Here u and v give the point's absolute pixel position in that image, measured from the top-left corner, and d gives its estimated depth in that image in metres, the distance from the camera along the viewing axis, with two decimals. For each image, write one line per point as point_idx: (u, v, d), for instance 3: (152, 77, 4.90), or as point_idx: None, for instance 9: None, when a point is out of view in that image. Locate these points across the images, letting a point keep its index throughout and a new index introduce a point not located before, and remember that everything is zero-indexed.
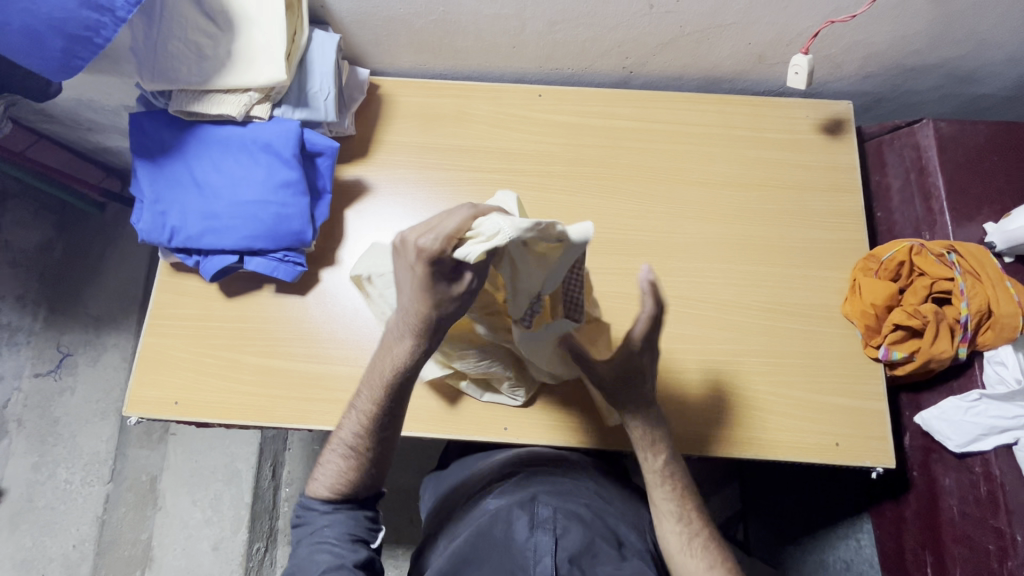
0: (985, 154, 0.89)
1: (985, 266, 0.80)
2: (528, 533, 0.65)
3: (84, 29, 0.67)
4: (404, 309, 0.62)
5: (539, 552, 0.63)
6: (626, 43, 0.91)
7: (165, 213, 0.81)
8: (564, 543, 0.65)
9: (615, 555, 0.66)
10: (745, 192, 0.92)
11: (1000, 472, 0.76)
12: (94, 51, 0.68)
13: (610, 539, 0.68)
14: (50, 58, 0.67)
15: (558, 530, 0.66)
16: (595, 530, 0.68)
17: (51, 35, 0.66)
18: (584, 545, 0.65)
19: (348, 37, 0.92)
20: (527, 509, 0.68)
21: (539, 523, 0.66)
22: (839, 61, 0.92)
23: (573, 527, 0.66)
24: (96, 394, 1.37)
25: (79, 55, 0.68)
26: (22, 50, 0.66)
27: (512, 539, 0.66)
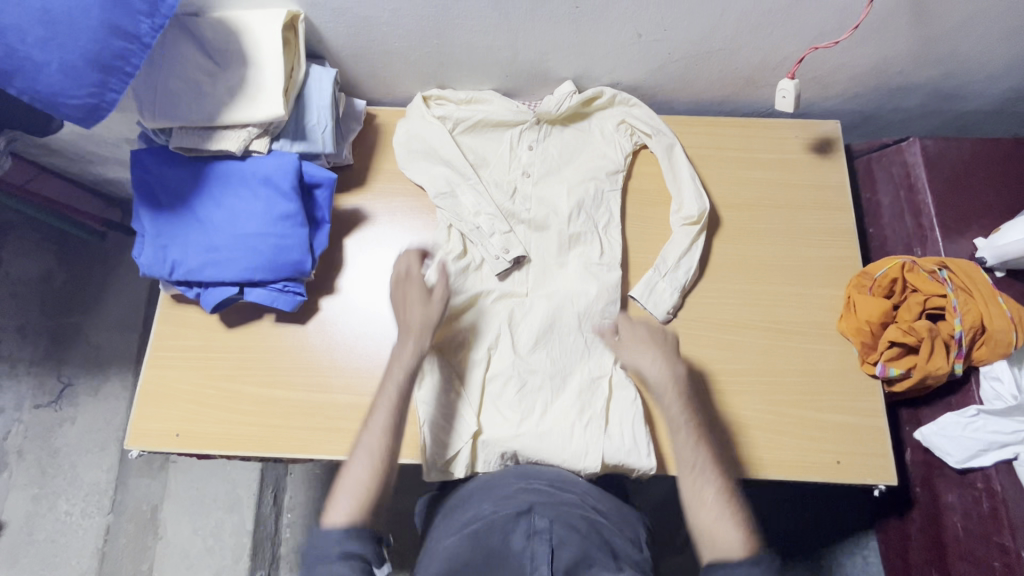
0: (972, 169, 0.90)
1: (976, 281, 0.81)
2: (524, 543, 0.64)
3: (117, 58, 0.68)
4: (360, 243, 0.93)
5: (535, 562, 0.62)
6: (616, 70, 0.93)
7: (166, 247, 0.83)
8: (560, 554, 0.63)
9: (612, 565, 0.64)
10: (737, 212, 0.94)
11: (1002, 488, 0.76)
12: (126, 81, 0.69)
13: (604, 548, 0.66)
14: (86, 93, 0.67)
15: (554, 541, 0.64)
16: (592, 540, 0.66)
17: (85, 70, 0.67)
18: (579, 557, 0.63)
19: (344, 70, 0.94)
20: (523, 518, 0.66)
21: (535, 533, 0.64)
22: (825, 83, 0.93)
23: (570, 538, 0.65)
24: (96, 424, 1.37)
25: (113, 86, 0.69)
26: (61, 88, 0.66)
27: (508, 545, 0.65)
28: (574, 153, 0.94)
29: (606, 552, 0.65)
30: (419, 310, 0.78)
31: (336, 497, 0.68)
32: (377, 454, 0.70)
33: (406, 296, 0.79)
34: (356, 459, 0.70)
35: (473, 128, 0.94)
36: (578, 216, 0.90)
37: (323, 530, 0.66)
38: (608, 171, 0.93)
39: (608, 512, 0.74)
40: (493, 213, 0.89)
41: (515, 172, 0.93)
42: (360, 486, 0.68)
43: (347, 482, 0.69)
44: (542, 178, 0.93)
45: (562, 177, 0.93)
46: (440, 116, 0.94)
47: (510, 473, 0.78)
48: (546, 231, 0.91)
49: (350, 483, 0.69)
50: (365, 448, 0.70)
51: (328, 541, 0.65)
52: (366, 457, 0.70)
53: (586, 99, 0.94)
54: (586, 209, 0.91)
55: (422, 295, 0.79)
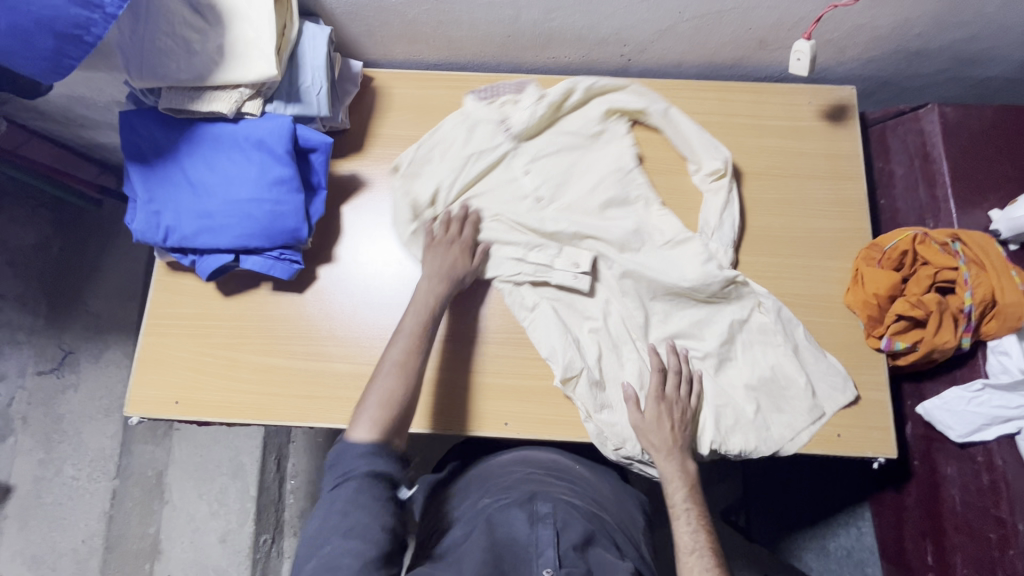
0: (990, 139, 0.87)
1: (989, 254, 0.79)
2: (529, 530, 0.65)
3: (74, 26, 0.63)
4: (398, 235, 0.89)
5: (541, 545, 0.63)
6: (623, 31, 0.89)
7: (159, 213, 0.81)
8: (566, 535, 0.65)
9: (616, 553, 0.67)
10: (745, 181, 0.91)
11: (1002, 462, 0.76)
12: (84, 49, 0.64)
13: (608, 538, 0.69)
14: (39, 58, 0.63)
15: (558, 524, 0.66)
16: (595, 528, 0.69)
17: (39, 34, 0.62)
18: (584, 537, 0.66)
19: (339, 30, 0.90)
20: (526, 507, 0.69)
21: (539, 518, 0.66)
22: (842, 46, 0.89)
23: (573, 521, 0.67)
24: (99, 391, 1.38)
25: (70, 53, 0.64)
26: (12, 50, 0.62)
27: (513, 535, 0.66)
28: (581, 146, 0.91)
29: (610, 541, 0.68)
30: (439, 264, 0.82)
31: (376, 381, 0.72)
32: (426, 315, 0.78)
33: (448, 247, 0.84)
34: (389, 357, 0.74)
35: (456, 181, 0.89)
36: (611, 214, 0.88)
37: (347, 445, 0.67)
38: (623, 169, 0.89)
39: (605, 503, 0.78)
40: (538, 243, 0.86)
41: (527, 201, 0.89)
42: (403, 372, 0.73)
43: (386, 369, 0.73)
44: (565, 201, 0.89)
45: (578, 191, 0.89)
46: (435, 186, 0.88)
47: (510, 464, 0.83)
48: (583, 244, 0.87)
49: (389, 362, 0.73)
50: (388, 375, 0.72)
51: (353, 455, 0.65)
52: (406, 336, 0.75)
53: (559, 98, 0.90)
54: (607, 207, 0.88)
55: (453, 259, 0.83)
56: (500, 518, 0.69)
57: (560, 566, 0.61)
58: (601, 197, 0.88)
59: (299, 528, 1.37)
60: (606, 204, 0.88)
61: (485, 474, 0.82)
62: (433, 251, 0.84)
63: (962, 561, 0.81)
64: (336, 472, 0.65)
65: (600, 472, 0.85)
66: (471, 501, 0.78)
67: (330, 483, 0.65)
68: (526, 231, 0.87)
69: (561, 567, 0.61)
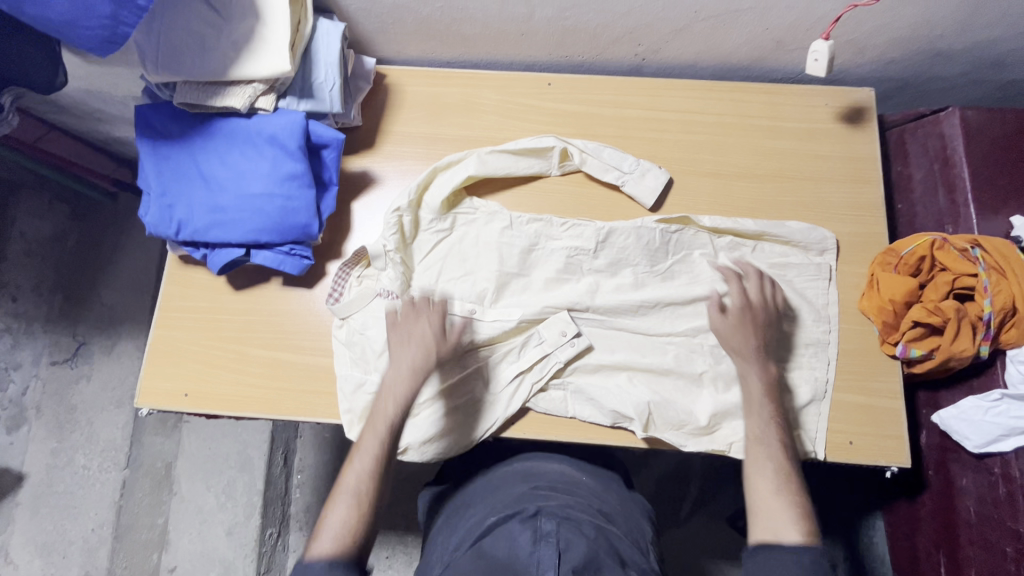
0: (1015, 143, 0.84)
1: (1011, 261, 0.77)
2: (531, 548, 0.64)
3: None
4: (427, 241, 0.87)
5: (541, 567, 0.61)
6: (638, 30, 0.88)
7: (172, 206, 0.81)
8: (567, 556, 0.63)
9: (620, 569, 0.64)
10: (759, 183, 0.90)
11: (1020, 474, 0.74)
12: (139, 15, 0.67)
13: (613, 553, 0.66)
14: (99, 26, 0.65)
15: (561, 543, 0.64)
16: (600, 545, 0.66)
17: (97, 1, 0.64)
18: (587, 559, 0.63)
19: (354, 26, 0.90)
20: (529, 524, 0.68)
21: (541, 536, 0.65)
22: (861, 47, 0.88)
23: (576, 541, 0.65)
24: (111, 382, 1.40)
25: (126, 20, 0.66)
26: (75, 19, 0.64)
27: (514, 552, 0.65)
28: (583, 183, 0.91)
29: (614, 558, 0.65)
30: (417, 357, 0.74)
31: (350, 464, 0.68)
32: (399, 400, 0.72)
33: (410, 334, 0.76)
34: (363, 450, 0.69)
35: (382, 320, 0.83)
36: (551, 267, 0.87)
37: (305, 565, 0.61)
38: (528, 244, 0.87)
39: (615, 515, 0.77)
40: (544, 307, 0.85)
41: (514, 250, 0.87)
42: (364, 478, 0.67)
43: (365, 446, 0.69)
44: (488, 287, 0.86)
45: (488, 271, 0.86)
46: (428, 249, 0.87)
47: (514, 477, 0.83)
48: (547, 317, 0.85)
49: (366, 448, 0.69)
50: (365, 458, 0.68)
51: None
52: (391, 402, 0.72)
53: (397, 231, 0.85)
54: (527, 258, 0.87)
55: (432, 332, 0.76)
56: (502, 535, 0.68)
57: None
58: (546, 273, 0.87)
59: (304, 523, 1.38)
60: (556, 276, 0.87)
61: (494, 491, 0.81)
62: (411, 323, 0.76)
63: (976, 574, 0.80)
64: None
65: (606, 482, 0.84)
66: (476, 517, 0.77)
67: None
68: (525, 293, 0.86)
69: None
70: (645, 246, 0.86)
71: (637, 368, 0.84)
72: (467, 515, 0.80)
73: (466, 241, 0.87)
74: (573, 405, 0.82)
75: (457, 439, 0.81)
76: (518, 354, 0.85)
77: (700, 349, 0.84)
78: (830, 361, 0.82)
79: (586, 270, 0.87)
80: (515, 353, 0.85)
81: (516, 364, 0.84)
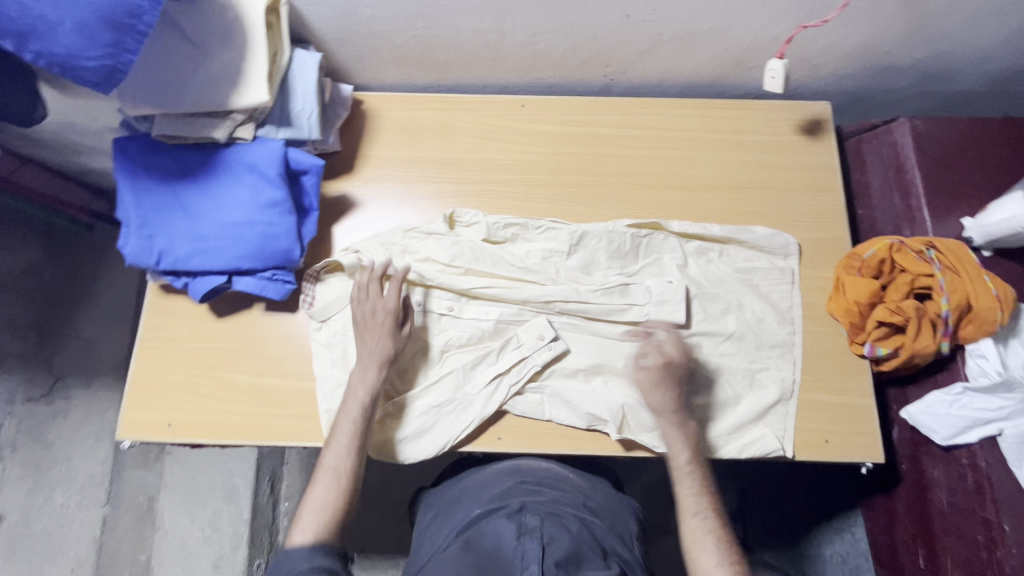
0: (960, 150, 0.90)
1: (962, 260, 0.81)
2: (515, 541, 0.65)
3: (127, 15, 0.65)
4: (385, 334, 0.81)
5: (526, 560, 0.63)
6: (605, 52, 0.92)
7: (152, 237, 0.82)
8: (551, 550, 0.64)
9: (601, 563, 0.66)
10: (727, 194, 0.94)
11: (986, 464, 0.77)
12: (139, 40, 0.67)
13: (594, 546, 0.68)
14: (102, 54, 0.65)
15: (545, 537, 0.66)
16: (582, 540, 0.68)
17: (98, 29, 0.64)
18: (570, 553, 0.65)
19: (330, 55, 0.93)
20: (515, 519, 0.69)
21: (526, 531, 0.66)
22: (815, 64, 0.93)
23: (561, 535, 0.67)
24: (90, 417, 1.37)
25: (128, 46, 0.66)
26: (78, 50, 0.64)
27: (500, 546, 0.66)
28: (557, 201, 0.94)
29: (596, 552, 0.68)
30: (384, 343, 0.80)
31: (312, 488, 0.75)
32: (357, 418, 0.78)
33: (374, 313, 0.81)
34: (324, 464, 0.76)
35: None
36: (530, 270, 0.88)
37: (288, 553, 0.69)
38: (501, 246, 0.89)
39: (599, 510, 0.79)
40: (517, 312, 0.87)
41: (491, 254, 0.88)
42: (341, 476, 0.76)
43: (320, 475, 0.76)
44: (464, 286, 0.86)
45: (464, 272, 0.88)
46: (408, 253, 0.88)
47: (501, 474, 0.83)
48: (529, 320, 0.87)
49: (328, 472, 0.76)
50: (325, 478, 0.75)
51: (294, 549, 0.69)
52: (345, 432, 0.77)
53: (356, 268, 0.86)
54: (501, 261, 0.88)
55: (391, 327, 0.81)
56: (488, 530, 0.69)
57: None
58: (522, 272, 0.88)
59: None
60: (530, 275, 0.88)
61: (479, 487, 0.82)
62: (369, 320, 0.81)
63: (953, 563, 0.82)
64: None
65: (593, 480, 0.86)
66: (464, 511, 0.77)
67: None
68: (505, 293, 0.86)
69: None
70: (616, 250, 0.89)
71: (617, 377, 0.85)
72: (456, 512, 0.80)
73: (445, 242, 0.88)
74: (551, 407, 0.84)
75: (434, 439, 0.82)
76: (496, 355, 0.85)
77: None
78: (796, 361, 0.86)
79: (559, 274, 0.89)
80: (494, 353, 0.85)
81: (496, 365, 0.85)
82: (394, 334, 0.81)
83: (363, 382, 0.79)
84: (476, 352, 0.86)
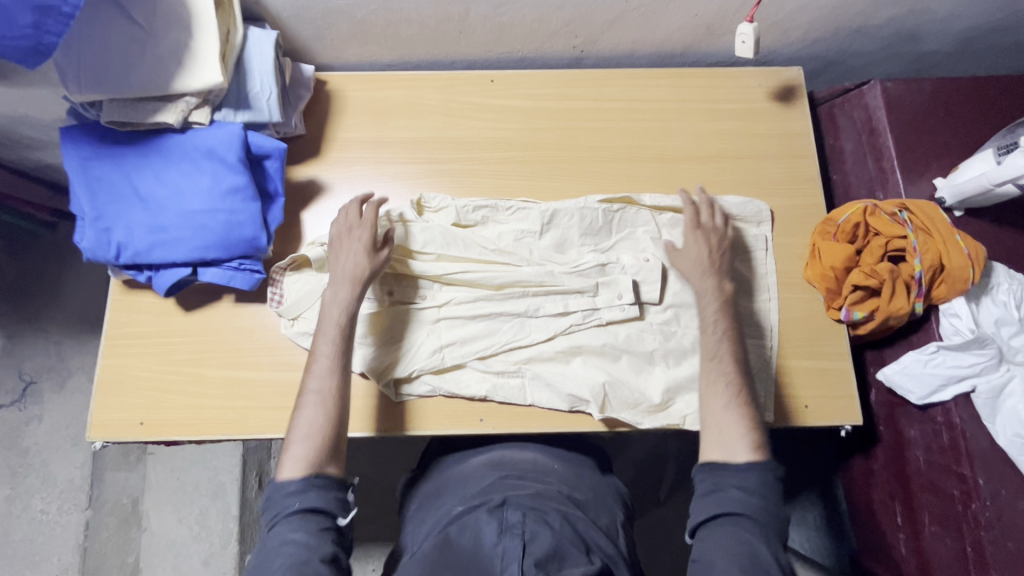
0: (931, 111, 0.90)
1: (935, 221, 0.81)
2: (496, 539, 0.65)
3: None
4: (333, 288, 0.78)
5: (506, 560, 0.63)
6: (573, 22, 0.90)
7: (109, 229, 0.78)
8: (532, 548, 0.64)
9: (584, 558, 0.66)
10: (702, 164, 0.93)
11: (960, 420, 0.79)
12: (66, 22, 0.63)
13: (577, 541, 0.68)
14: (23, 36, 0.61)
15: (526, 535, 0.65)
16: (565, 536, 0.67)
17: (19, 9, 0.60)
18: (552, 550, 0.64)
19: (288, 34, 0.89)
20: (495, 515, 0.68)
21: (507, 528, 0.66)
22: (786, 28, 0.92)
23: (542, 532, 0.66)
24: (65, 421, 1.33)
25: (52, 29, 0.63)
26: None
27: (480, 546, 0.65)
28: (532, 177, 0.92)
29: (579, 547, 0.67)
30: (356, 260, 0.79)
31: (300, 413, 0.73)
32: (335, 327, 0.76)
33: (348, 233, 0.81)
34: (310, 388, 0.74)
35: None
36: (502, 251, 0.86)
37: (278, 486, 0.69)
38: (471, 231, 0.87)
39: (586, 501, 0.78)
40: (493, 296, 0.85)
41: (463, 238, 0.86)
42: (316, 432, 0.71)
43: (307, 399, 0.73)
44: (435, 272, 0.84)
45: (434, 258, 0.85)
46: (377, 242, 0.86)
47: (485, 467, 0.83)
48: (512, 295, 0.85)
49: (304, 430, 0.71)
50: (311, 402, 0.73)
51: (284, 493, 0.68)
52: (325, 359, 0.75)
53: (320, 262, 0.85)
54: (472, 245, 0.86)
55: (365, 242, 0.79)
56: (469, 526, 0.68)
57: None
58: (494, 256, 0.86)
59: None
60: (503, 257, 0.86)
61: (462, 480, 0.81)
62: (341, 242, 0.81)
63: (930, 519, 0.83)
64: (269, 515, 0.69)
65: (579, 467, 0.85)
66: (447, 505, 0.76)
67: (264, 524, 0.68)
68: (479, 278, 0.84)
69: None
70: (589, 226, 0.88)
71: (596, 355, 0.84)
72: (438, 506, 0.78)
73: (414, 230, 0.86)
74: (533, 389, 0.83)
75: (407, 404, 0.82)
76: (481, 333, 0.84)
77: (649, 328, 0.86)
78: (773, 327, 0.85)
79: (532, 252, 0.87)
80: (481, 328, 0.84)
81: (479, 341, 0.84)
82: (363, 252, 0.79)
83: (340, 295, 0.77)
84: (460, 321, 0.85)
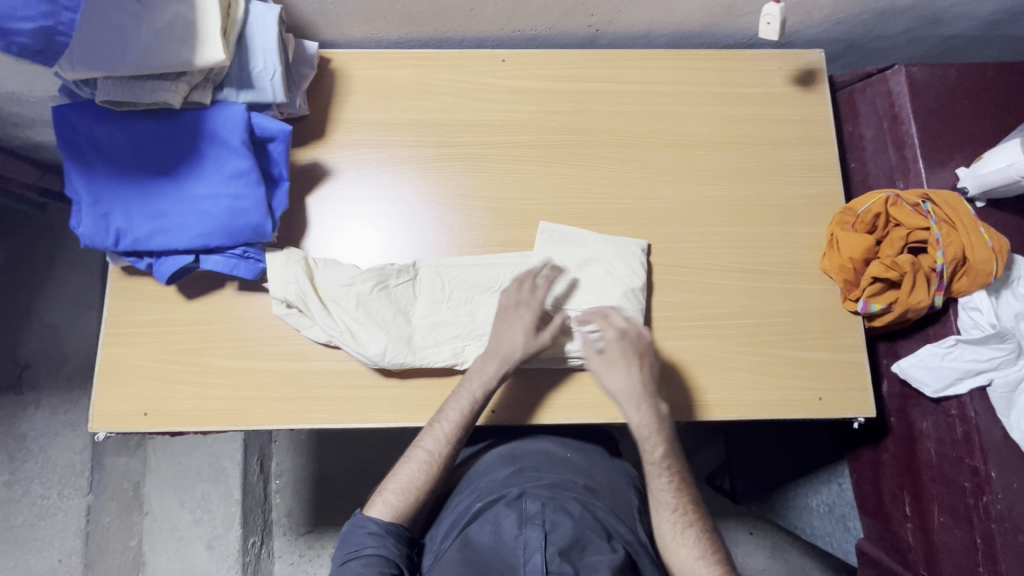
0: (956, 98, 0.87)
1: (958, 213, 0.80)
2: (517, 531, 0.65)
3: None
4: (476, 375, 0.77)
5: (528, 551, 0.62)
6: (591, 1, 0.86)
7: (108, 214, 0.75)
8: (554, 537, 0.64)
9: (607, 546, 0.65)
10: (720, 151, 0.91)
11: (975, 414, 0.78)
12: None
13: (597, 530, 0.68)
14: None
15: (547, 525, 0.65)
16: (585, 524, 0.67)
17: None
18: (573, 539, 0.64)
19: (291, 9, 0.84)
20: (514, 508, 0.68)
21: (528, 518, 0.66)
22: (810, 9, 0.88)
23: (563, 520, 0.66)
24: (61, 405, 1.31)
25: None
26: None
27: (501, 538, 0.65)
28: (546, 161, 0.89)
29: (600, 535, 0.67)
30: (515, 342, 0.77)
31: (403, 463, 0.76)
32: (464, 410, 0.76)
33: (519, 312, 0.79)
34: (419, 444, 0.76)
35: (337, 300, 0.81)
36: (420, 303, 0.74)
37: (362, 520, 0.72)
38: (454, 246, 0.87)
39: (601, 489, 0.77)
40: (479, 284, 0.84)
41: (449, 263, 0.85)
42: (407, 493, 0.74)
43: (414, 453, 0.76)
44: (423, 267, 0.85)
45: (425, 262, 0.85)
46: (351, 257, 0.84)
47: (499, 462, 0.82)
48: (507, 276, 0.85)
49: (394, 490, 0.74)
50: (414, 459, 0.75)
51: (364, 530, 0.71)
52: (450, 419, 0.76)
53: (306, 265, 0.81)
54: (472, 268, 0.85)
55: (528, 323, 0.78)
56: (488, 521, 0.68)
57: (547, 573, 0.60)
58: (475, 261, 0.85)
59: (288, 527, 1.33)
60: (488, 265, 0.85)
61: (479, 475, 0.80)
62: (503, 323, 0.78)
63: (940, 511, 0.84)
64: (342, 550, 0.71)
65: (590, 455, 0.84)
66: (464, 503, 0.76)
67: (339, 557, 0.70)
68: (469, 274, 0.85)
69: (549, 573, 0.60)
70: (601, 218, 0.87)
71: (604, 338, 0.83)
72: (456, 502, 0.78)
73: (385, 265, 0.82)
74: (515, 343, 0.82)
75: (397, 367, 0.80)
76: (462, 289, 0.84)
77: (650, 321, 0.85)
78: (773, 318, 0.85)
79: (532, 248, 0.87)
80: (460, 283, 0.84)
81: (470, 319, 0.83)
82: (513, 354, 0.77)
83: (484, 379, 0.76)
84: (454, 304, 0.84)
